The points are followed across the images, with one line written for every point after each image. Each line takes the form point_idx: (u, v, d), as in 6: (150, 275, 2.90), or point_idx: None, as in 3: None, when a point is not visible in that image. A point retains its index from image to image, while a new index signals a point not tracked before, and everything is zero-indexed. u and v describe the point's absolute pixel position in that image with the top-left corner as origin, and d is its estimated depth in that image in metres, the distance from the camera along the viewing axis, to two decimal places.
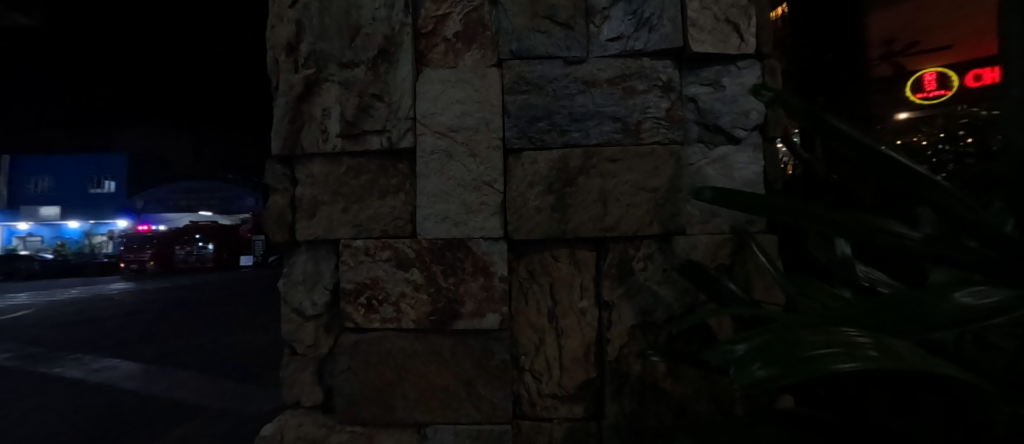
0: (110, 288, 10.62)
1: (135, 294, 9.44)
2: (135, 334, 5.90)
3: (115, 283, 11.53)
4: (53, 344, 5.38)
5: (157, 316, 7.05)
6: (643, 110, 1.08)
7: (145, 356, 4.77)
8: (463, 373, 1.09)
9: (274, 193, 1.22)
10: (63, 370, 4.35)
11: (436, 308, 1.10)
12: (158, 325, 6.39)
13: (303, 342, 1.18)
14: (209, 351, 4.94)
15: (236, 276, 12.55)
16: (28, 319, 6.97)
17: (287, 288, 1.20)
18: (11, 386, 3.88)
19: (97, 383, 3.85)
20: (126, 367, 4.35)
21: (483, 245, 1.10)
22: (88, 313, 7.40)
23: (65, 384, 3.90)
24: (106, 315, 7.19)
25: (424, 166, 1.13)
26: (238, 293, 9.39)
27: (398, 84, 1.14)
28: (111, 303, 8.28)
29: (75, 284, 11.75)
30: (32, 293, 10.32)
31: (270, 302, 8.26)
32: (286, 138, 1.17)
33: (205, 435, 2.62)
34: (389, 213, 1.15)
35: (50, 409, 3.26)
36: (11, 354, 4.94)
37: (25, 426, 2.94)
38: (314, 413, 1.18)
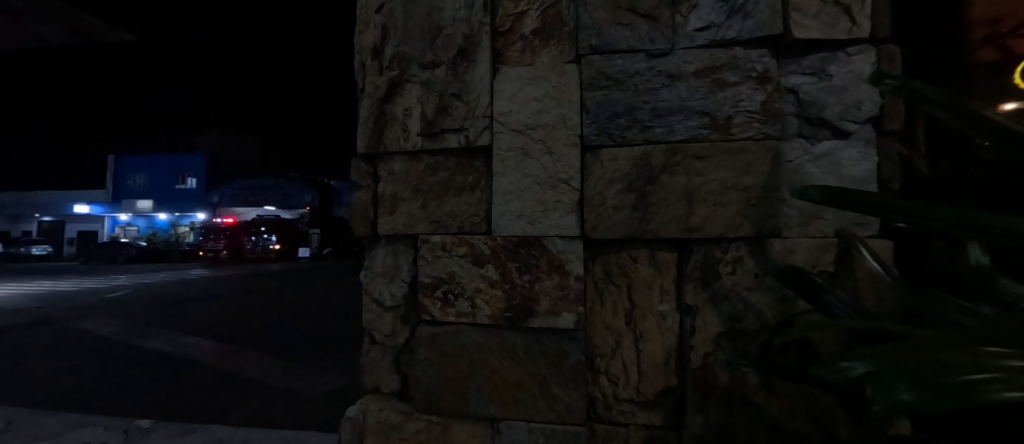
0: (191, 274, 11.95)
1: (210, 280, 10.52)
2: (210, 315, 6.58)
3: (195, 269, 12.95)
4: (144, 321, 6.15)
5: (230, 300, 7.86)
6: (734, 104, 1.01)
7: (220, 335, 5.34)
8: (536, 371, 1.09)
9: (358, 189, 1.29)
10: (153, 344, 4.96)
11: (511, 304, 1.11)
12: (229, 308, 7.09)
13: (381, 331, 1.25)
14: (273, 334, 5.43)
15: (296, 267, 13.64)
16: (128, 298, 8.04)
17: (368, 280, 1.28)
18: (117, 356, 4.53)
19: (181, 357, 4.36)
20: (205, 344, 4.87)
21: (559, 243, 1.09)
22: (172, 294, 8.36)
23: (155, 356, 4.43)
24: (185, 297, 8.09)
25: (498, 165, 1.14)
26: (295, 282, 10.15)
27: (476, 83, 1.16)
28: (189, 287, 9.28)
29: (164, 269, 13.35)
30: (131, 275, 11.90)
31: (323, 291, 8.84)
32: (371, 137, 1.24)
33: (263, 416, 2.80)
34: (465, 209, 1.18)
35: (142, 378, 3.73)
36: (114, 328, 5.74)
37: (119, 394, 3.34)
38: (391, 400, 1.23)
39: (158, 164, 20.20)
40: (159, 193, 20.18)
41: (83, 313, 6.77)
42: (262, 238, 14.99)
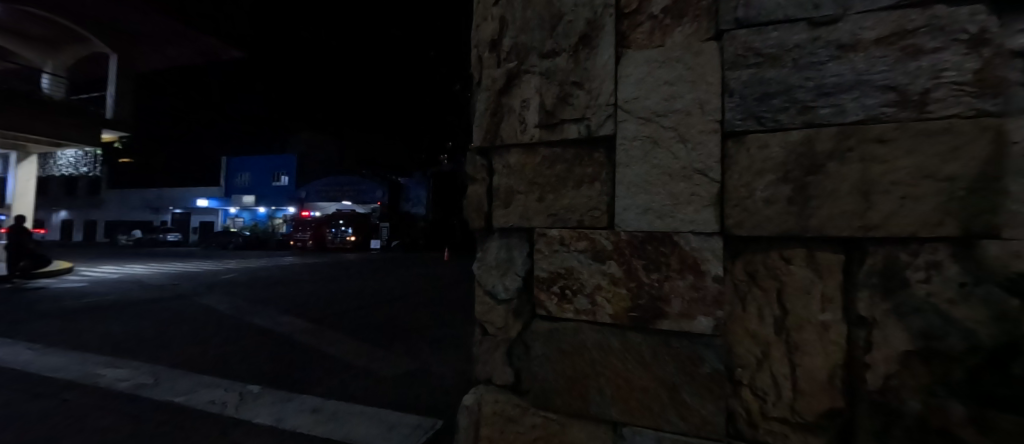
0: (284, 260, 13.68)
1: (299, 266, 11.98)
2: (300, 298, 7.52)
3: (288, 256, 14.79)
4: (250, 300, 7.21)
5: (312, 286, 8.99)
6: (934, 74, 0.82)
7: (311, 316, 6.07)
8: (665, 377, 1.01)
9: (473, 183, 1.32)
10: (258, 320, 5.78)
11: (637, 304, 1.04)
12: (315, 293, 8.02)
13: (494, 323, 1.28)
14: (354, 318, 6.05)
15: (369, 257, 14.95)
16: (235, 279, 9.63)
17: (481, 272, 1.31)
18: (230, 329, 5.51)
19: (280, 334, 4.99)
20: (298, 324, 5.55)
21: (693, 239, 0.99)
22: (269, 278, 9.67)
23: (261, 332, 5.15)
24: (280, 281, 9.32)
25: (623, 155, 1.07)
26: (368, 272, 11.16)
27: (598, 70, 1.10)
28: (283, 272, 10.67)
29: (264, 256, 15.44)
30: (240, 259, 14.11)
31: (392, 281, 9.61)
32: (487, 130, 1.26)
33: (343, 392, 3.44)
34: (585, 203, 1.13)
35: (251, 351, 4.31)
36: (228, 305, 6.81)
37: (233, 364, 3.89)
38: (505, 392, 1.24)
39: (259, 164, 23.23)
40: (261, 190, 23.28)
41: (201, 292, 8.33)
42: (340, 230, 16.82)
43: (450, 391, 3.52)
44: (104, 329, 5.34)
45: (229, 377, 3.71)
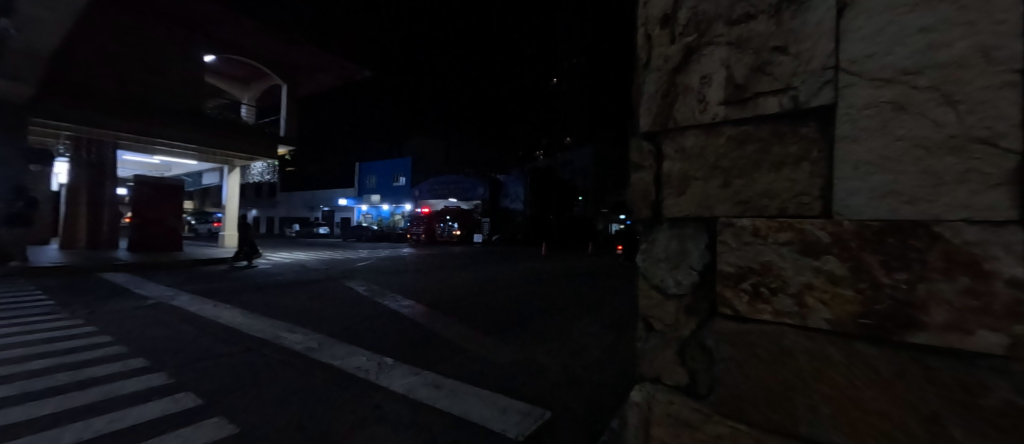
0: (404, 253, 16.69)
1: (418, 261, 14.83)
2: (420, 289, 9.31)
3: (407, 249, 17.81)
4: (382, 289, 9.28)
5: (423, 280, 10.74)
6: None
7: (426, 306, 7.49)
8: (921, 405, 0.79)
9: (639, 170, 1.30)
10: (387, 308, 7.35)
11: (876, 312, 0.83)
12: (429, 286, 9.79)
13: (662, 319, 1.22)
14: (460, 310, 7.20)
15: (470, 253, 17.19)
16: (367, 272, 12.07)
17: (646, 265, 1.27)
18: (371, 312, 7.14)
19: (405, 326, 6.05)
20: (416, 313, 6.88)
21: (978, 231, 0.73)
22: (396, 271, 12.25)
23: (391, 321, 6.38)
24: (404, 274, 11.78)
25: (849, 126, 0.88)
26: (470, 268, 13.11)
27: (812, 26, 0.93)
28: (405, 266, 13.38)
29: (388, 248, 18.75)
30: (370, 251, 17.48)
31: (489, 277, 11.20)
32: (658, 113, 1.21)
33: (453, 373, 4.15)
34: (789, 187, 0.97)
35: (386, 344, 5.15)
36: (365, 292, 8.89)
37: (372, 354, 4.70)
38: (677, 395, 1.16)
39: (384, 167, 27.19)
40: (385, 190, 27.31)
41: (345, 281, 10.64)
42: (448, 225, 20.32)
43: (540, 385, 3.92)
44: (291, 306, 7.42)
45: (371, 352, 4.79)
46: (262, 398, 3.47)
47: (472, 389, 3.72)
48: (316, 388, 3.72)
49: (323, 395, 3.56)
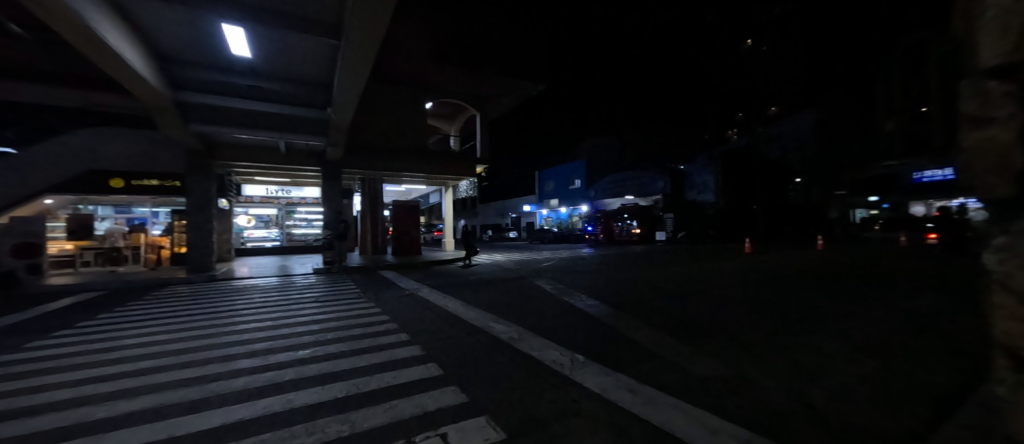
0: (584, 252, 17.80)
1: (599, 258, 15.79)
2: (605, 286, 9.81)
3: (586, 249, 18.91)
4: (570, 285, 10.30)
5: (603, 280, 10.92)
6: None
7: (611, 303, 7.82)
8: None
9: None
10: (576, 303, 8.02)
11: None
12: (613, 283, 10.21)
13: None
14: (647, 309, 7.14)
15: (647, 251, 16.87)
16: (551, 272, 13.03)
17: None
18: (562, 305, 7.92)
19: (594, 323, 6.30)
20: (603, 309, 7.29)
21: None
22: (579, 268, 13.43)
23: (579, 317, 6.83)
24: (587, 271, 12.71)
25: None
26: (652, 266, 12.96)
27: None
28: (587, 263, 14.41)
29: (568, 247, 20.27)
30: (551, 252, 18.95)
31: (675, 275, 10.83)
32: None
33: (649, 379, 3.92)
34: None
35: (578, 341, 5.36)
36: (554, 287, 10.07)
37: (567, 349, 4.98)
38: None
39: (561, 172, 29.12)
40: (562, 193, 28.89)
41: (534, 279, 11.77)
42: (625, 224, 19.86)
43: (757, 411, 3.22)
44: (498, 298, 8.90)
45: (564, 347, 5.05)
46: (479, 376, 4.13)
47: (674, 402, 3.38)
48: (519, 374, 4.16)
49: (525, 382, 3.95)
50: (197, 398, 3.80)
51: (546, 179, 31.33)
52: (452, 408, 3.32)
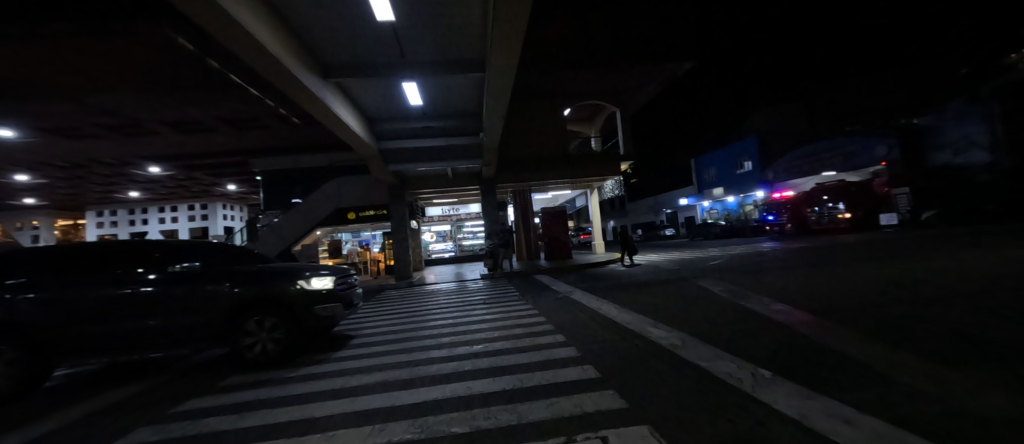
0: (764, 247, 15.38)
1: (784, 253, 13.49)
2: (795, 287, 8.44)
3: (767, 242, 16.34)
4: (745, 285, 9.23)
5: (790, 280, 9.12)
6: None
7: (807, 307, 6.68)
8: None
9: None
10: (757, 307, 7.12)
11: None
12: (805, 282, 8.68)
13: None
14: (862, 316, 5.82)
15: (858, 240, 13.48)
16: (720, 270, 11.84)
17: None
18: (738, 309, 7.18)
19: (789, 334, 5.37)
20: (796, 315, 6.30)
21: None
22: (756, 266, 11.82)
23: (767, 324, 5.99)
24: (767, 269, 11.10)
25: None
26: (862, 261, 10.39)
27: None
28: (767, 260, 12.53)
29: (742, 242, 17.81)
30: (721, 249, 16.98)
31: (901, 273, 8.48)
32: None
33: (868, 401, 3.00)
34: None
35: (760, 354, 4.61)
36: (726, 288, 9.18)
37: (747, 363, 4.34)
38: None
39: (723, 157, 25.68)
40: (727, 181, 25.25)
41: (697, 280, 10.72)
42: (827, 209, 16.05)
43: None
44: (660, 301, 8.59)
45: (746, 362, 4.37)
46: (638, 384, 3.98)
47: (923, 435, 2.32)
48: (687, 388, 3.75)
49: (687, 395, 3.56)
50: (408, 378, 5.04)
51: (705, 167, 28.00)
52: (610, 412, 3.27)
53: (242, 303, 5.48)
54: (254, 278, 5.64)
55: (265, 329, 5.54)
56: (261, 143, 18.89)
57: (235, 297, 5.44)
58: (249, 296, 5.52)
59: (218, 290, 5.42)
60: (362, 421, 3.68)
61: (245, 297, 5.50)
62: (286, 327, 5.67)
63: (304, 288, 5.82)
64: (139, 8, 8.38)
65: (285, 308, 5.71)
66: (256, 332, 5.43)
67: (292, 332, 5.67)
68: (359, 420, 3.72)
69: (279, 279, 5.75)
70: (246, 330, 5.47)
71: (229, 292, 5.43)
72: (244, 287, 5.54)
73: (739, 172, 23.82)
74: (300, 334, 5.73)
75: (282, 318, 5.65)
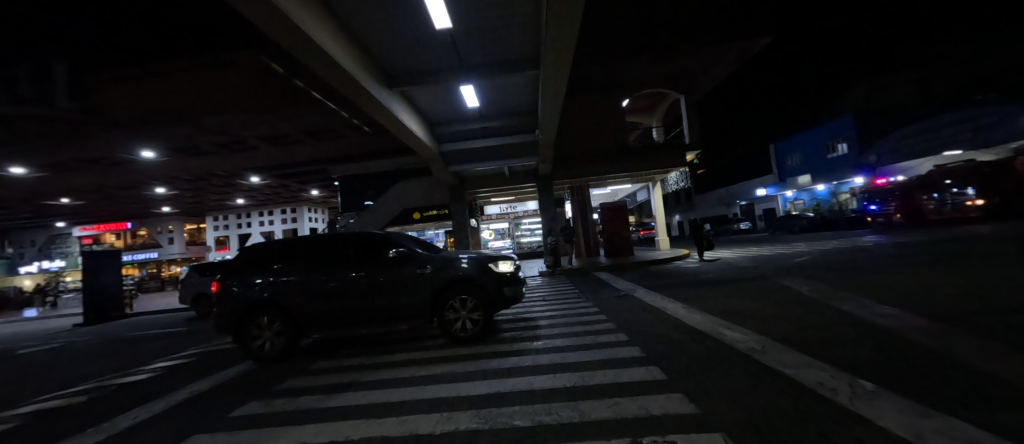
0: (864, 241, 13.55)
1: (888, 248, 11.79)
2: (902, 287, 7.38)
3: (867, 236, 14.37)
4: (838, 284, 8.27)
5: (895, 279, 7.96)
6: None
7: (918, 310, 5.83)
8: None
9: None
10: (854, 309, 6.36)
11: None
12: (915, 282, 7.57)
13: None
14: (994, 321, 4.95)
15: (990, 232, 11.34)
16: (805, 268, 10.73)
17: None
18: (828, 310, 6.49)
19: (894, 340, 4.75)
20: (904, 318, 5.53)
21: None
22: (850, 263, 10.52)
23: (866, 328, 5.35)
24: (865, 266, 9.83)
25: None
26: (994, 256, 8.76)
27: None
28: (865, 256, 11.08)
29: (835, 236, 15.85)
30: (808, 243, 15.27)
31: None
32: None
33: (991, 417, 2.59)
34: None
35: (853, 361, 4.14)
36: (814, 287, 8.31)
37: (835, 370, 3.94)
38: None
39: (809, 140, 23.04)
40: (816, 167, 22.59)
41: (778, 278, 9.80)
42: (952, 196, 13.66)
43: None
44: (734, 300, 8.03)
45: (839, 372, 3.90)
46: (708, 388, 3.81)
47: None
48: (767, 397, 3.42)
49: (760, 401, 3.33)
50: (471, 370, 5.31)
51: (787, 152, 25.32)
52: (674, 416, 3.13)
53: (448, 283, 6.43)
54: (454, 263, 6.54)
55: (465, 305, 6.52)
56: (339, 153, 20.87)
57: (441, 279, 6.39)
58: (448, 279, 6.43)
59: (422, 274, 6.38)
60: (431, 408, 3.96)
61: (448, 280, 6.43)
62: (481, 304, 6.59)
63: (493, 272, 6.58)
64: (240, 40, 9.74)
65: (479, 287, 6.56)
66: (461, 309, 6.45)
67: (489, 308, 6.61)
68: (429, 406, 4.01)
69: (470, 264, 6.53)
70: (454, 306, 6.48)
71: (431, 276, 6.36)
72: (444, 270, 6.44)
73: (831, 156, 21.21)
74: (495, 308, 6.65)
75: (478, 297, 6.55)
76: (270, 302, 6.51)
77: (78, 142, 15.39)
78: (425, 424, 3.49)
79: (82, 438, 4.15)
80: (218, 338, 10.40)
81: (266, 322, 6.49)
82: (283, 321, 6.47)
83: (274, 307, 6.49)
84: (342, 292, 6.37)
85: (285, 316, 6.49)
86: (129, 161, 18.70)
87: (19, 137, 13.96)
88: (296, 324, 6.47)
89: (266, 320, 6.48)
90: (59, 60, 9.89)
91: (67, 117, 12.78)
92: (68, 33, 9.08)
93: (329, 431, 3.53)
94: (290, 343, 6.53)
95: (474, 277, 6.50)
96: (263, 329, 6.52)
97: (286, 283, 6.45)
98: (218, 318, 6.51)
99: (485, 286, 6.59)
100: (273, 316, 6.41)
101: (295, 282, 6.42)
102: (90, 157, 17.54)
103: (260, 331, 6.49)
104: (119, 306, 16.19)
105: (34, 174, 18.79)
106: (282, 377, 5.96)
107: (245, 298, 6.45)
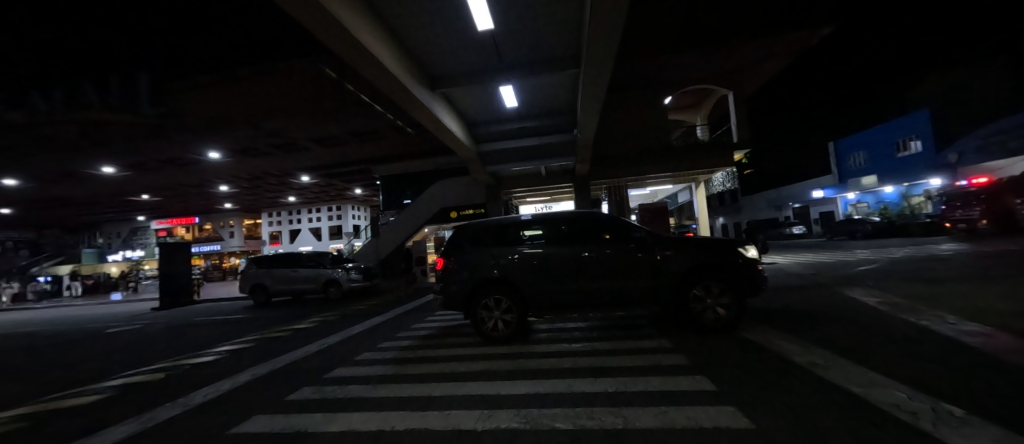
0: (941, 249, 12.15)
1: (970, 257, 10.54)
2: (989, 302, 6.56)
3: (944, 244, 12.86)
4: (910, 296, 7.51)
5: (984, 294, 7.06)
6: None
7: (1013, 329, 5.13)
8: None
9: None
10: (933, 324, 5.71)
11: None
12: (1006, 297, 6.71)
13: None
14: None
15: None
16: (869, 277, 9.84)
17: None
18: (901, 324, 5.88)
19: (986, 360, 4.19)
20: (997, 337, 4.87)
21: None
22: (923, 273, 9.52)
23: (950, 346, 4.77)
24: (943, 277, 8.85)
25: None
26: None
27: None
28: (941, 266, 9.98)
29: (906, 243, 14.29)
30: (874, 251, 13.95)
31: None
32: None
33: None
34: None
35: (933, 382, 3.69)
36: (881, 298, 7.60)
37: (916, 390, 3.51)
38: None
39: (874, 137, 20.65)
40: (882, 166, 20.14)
41: (840, 288, 9.02)
42: None
43: None
44: (791, 309, 7.49)
45: (918, 392, 3.45)
46: (766, 403, 3.50)
47: None
48: (837, 417, 3.06)
49: (836, 422, 2.97)
50: (510, 369, 5.28)
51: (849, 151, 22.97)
52: (730, 430, 2.89)
53: (694, 266, 6.05)
54: (695, 245, 6.12)
55: (712, 293, 6.03)
56: (382, 153, 21.76)
57: (686, 263, 6.02)
58: (693, 263, 6.02)
59: (661, 258, 6.10)
60: (471, 405, 3.97)
61: (691, 264, 6.04)
62: (729, 292, 6.06)
63: (742, 256, 6.03)
64: (295, 48, 10.34)
65: (724, 274, 6.06)
66: (710, 295, 5.96)
67: (737, 296, 6.07)
68: (468, 403, 4.02)
69: (717, 249, 6.05)
70: (700, 293, 6.06)
71: (672, 260, 6.05)
72: (684, 254, 6.04)
73: (901, 155, 18.74)
74: (743, 297, 6.07)
75: (726, 283, 6.02)
76: (498, 281, 6.58)
77: (157, 145, 17.09)
78: (466, 421, 3.51)
79: (162, 411, 4.56)
80: (273, 326, 11.16)
81: (494, 301, 6.53)
82: (512, 299, 6.50)
83: (501, 286, 6.55)
84: (571, 273, 6.33)
85: (513, 294, 6.54)
86: (198, 161, 20.53)
87: (110, 140, 15.72)
88: (525, 304, 6.47)
89: (494, 298, 6.54)
90: (142, 72, 10.99)
91: (148, 122, 14.23)
92: (152, 49, 10.07)
93: (376, 420, 3.65)
94: (517, 322, 6.54)
95: (722, 262, 6.00)
96: (491, 308, 6.58)
97: (515, 262, 6.45)
98: (446, 296, 6.69)
99: (733, 272, 6.05)
100: (501, 294, 6.46)
101: (527, 262, 6.43)
102: (166, 158, 19.43)
103: (488, 310, 6.55)
104: (189, 293, 17.84)
105: (122, 173, 21.16)
106: (520, 357, 5.89)
107: (476, 275, 6.55)
